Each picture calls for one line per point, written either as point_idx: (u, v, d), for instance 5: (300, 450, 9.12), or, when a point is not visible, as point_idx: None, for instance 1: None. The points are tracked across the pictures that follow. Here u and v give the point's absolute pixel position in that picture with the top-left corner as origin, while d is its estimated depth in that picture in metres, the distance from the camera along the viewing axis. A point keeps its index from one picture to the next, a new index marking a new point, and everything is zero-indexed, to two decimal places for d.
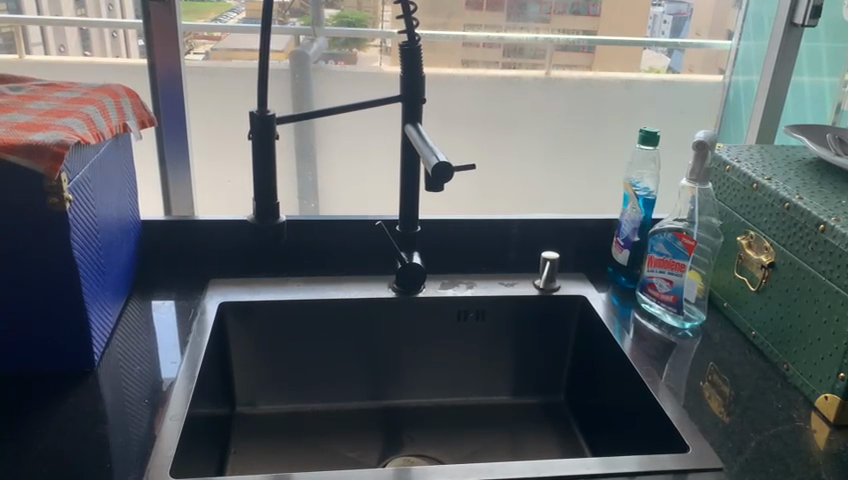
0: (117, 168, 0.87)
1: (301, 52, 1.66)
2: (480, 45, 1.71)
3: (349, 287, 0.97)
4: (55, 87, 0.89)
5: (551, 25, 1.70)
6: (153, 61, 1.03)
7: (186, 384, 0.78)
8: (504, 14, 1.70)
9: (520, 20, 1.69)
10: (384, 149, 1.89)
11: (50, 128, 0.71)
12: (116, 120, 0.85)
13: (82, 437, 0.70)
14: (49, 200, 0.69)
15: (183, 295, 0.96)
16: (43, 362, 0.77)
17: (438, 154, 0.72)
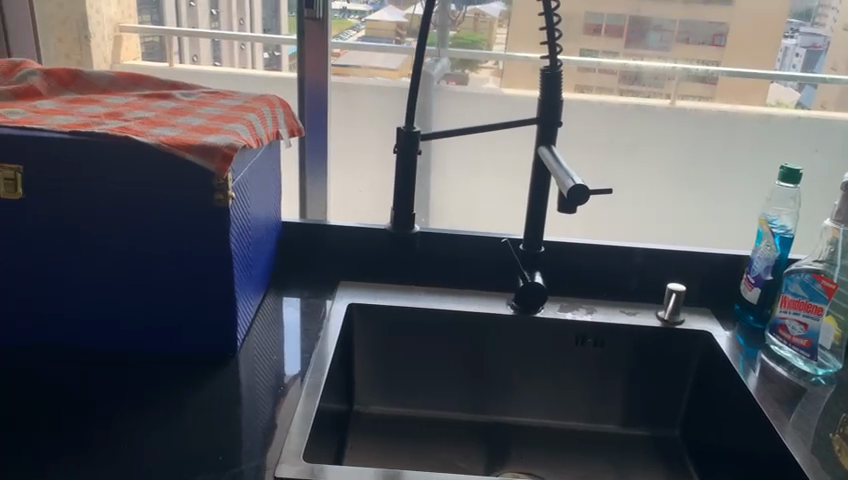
0: (268, 171, 0.95)
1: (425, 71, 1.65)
2: (593, 70, 1.67)
3: (470, 301, 1.00)
4: (220, 95, 0.97)
5: (674, 53, 1.65)
6: (302, 71, 1.11)
7: (310, 379, 0.83)
8: (623, 40, 1.65)
9: (640, 47, 1.65)
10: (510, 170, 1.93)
11: (220, 132, 0.79)
12: (271, 127, 0.93)
13: (222, 415, 0.77)
14: (216, 197, 0.76)
15: (314, 294, 1.02)
16: (191, 343, 0.85)
17: (573, 176, 0.74)
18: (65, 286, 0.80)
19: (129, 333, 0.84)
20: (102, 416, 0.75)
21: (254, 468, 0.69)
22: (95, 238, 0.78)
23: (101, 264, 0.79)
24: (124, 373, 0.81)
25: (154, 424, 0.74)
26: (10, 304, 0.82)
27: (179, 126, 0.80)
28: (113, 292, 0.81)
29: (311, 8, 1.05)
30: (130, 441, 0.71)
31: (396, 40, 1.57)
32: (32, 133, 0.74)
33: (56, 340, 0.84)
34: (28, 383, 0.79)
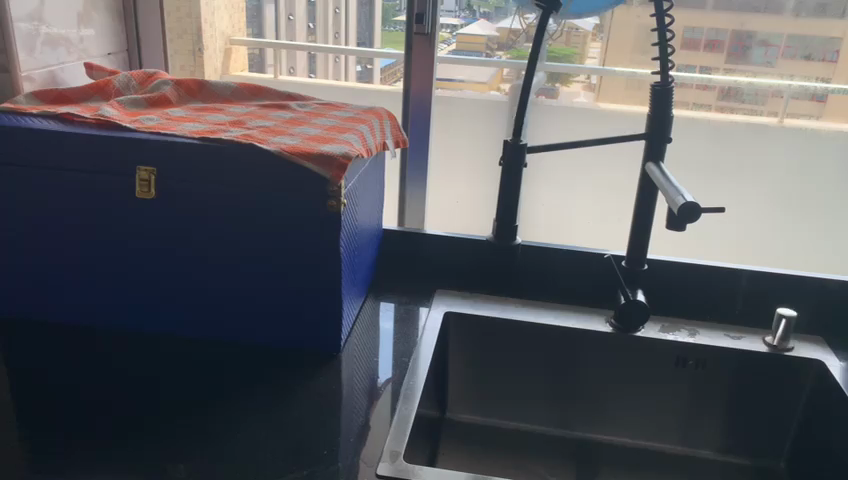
0: (375, 179, 0.99)
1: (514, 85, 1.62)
2: (692, 86, 1.64)
3: (566, 316, 1.00)
4: (332, 107, 1.02)
5: (778, 69, 1.62)
6: (408, 83, 1.14)
7: (405, 386, 0.85)
8: (723, 55, 1.62)
9: (744, 63, 1.62)
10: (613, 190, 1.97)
11: (335, 141, 0.83)
12: (380, 138, 0.96)
13: (323, 413, 0.80)
14: (329, 203, 0.80)
15: (412, 300, 1.05)
16: (297, 341, 0.88)
17: (684, 193, 0.73)
18: (187, 282, 0.86)
19: (240, 328, 0.89)
20: (212, 405, 0.79)
21: (348, 466, 0.71)
22: (215, 237, 0.84)
23: (219, 262, 0.85)
24: (234, 367, 0.86)
25: (259, 417, 0.78)
26: (136, 294, 0.89)
27: (297, 134, 0.85)
28: (229, 288, 0.86)
29: (420, 24, 1.09)
30: (236, 431, 0.75)
31: (486, 54, 1.53)
32: (165, 138, 0.80)
33: (175, 332, 0.91)
34: (149, 371, 0.85)
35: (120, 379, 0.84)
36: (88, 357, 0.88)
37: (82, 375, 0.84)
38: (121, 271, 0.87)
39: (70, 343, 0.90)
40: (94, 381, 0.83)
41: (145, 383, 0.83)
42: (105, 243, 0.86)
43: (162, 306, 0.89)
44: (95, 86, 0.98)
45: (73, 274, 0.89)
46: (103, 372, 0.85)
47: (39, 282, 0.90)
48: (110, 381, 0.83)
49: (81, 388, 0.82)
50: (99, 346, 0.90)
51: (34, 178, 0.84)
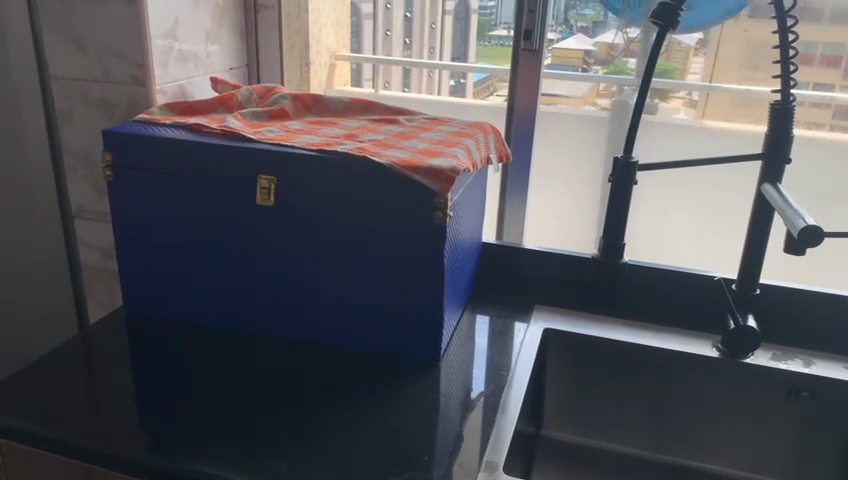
0: (478, 193, 1.00)
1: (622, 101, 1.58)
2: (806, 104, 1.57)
3: (669, 338, 0.97)
4: (439, 121, 1.04)
5: None
6: (513, 98, 1.16)
7: (503, 400, 0.86)
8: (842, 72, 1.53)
9: None
10: (731, 211, 1.80)
11: (443, 156, 0.85)
12: (485, 152, 0.98)
13: (421, 421, 0.81)
14: (435, 215, 0.81)
15: (509, 314, 1.05)
16: (399, 348, 0.91)
17: (805, 215, 0.70)
18: (297, 286, 0.91)
19: (345, 332, 0.92)
20: (317, 406, 0.83)
21: (445, 474, 0.73)
22: (326, 244, 0.87)
23: (329, 269, 0.89)
24: (337, 371, 0.90)
25: (360, 420, 0.81)
26: (250, 296, 0.94)
27: (406, 148, 0.88)
28: (337, 294, 0.90)
29: (528, 40, 1.10)
30: (341, 431, 0.79)
31: (582, 68, 1.47)
32: (284, 149, 0.85)
33: (284, 333, 0.95)
34: (259, 369, 0.90)
35: (232, 376, 0.89)
36: (205, 354, 0.93)
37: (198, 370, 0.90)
38: (239, 273, 0.93)
39: (189, 339, 0.97)
40: (209, 376, 0.89)
41: (255, 380, 0.88)
42: (225, 247, 0.92)
43: (274, 308, 0.94)
44: (220, 99, 1.05)
45: (196, 275, 0.95)
46: (218, 368, 0.91)
47: (166, 281, 0.97)
48: (224, 378, 0.89)
49: (198, 382, 0.88)
50: (216, 343, 0.96)
51: (166, 184, 0.91)
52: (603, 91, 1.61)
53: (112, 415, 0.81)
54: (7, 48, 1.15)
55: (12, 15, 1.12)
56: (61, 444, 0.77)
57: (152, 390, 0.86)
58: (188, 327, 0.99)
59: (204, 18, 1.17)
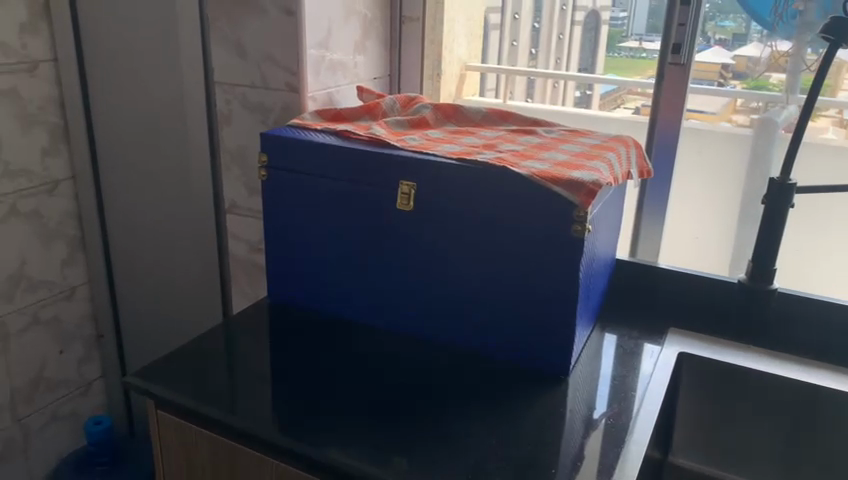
0: (615, 209, 0.98)
1: (768, 119, 1.36)
2: None
3: (813, 371, 0.93)
4: (579, 134, 1.03)
5: None
6: (656, 112, 1.15)
7: (631, 424, 0.84)
8: None
9: None
10: None
11: (584, 168, 0.85)
12: (626, 167, 0.96)
13: (546, 434, 0.81)
14: (574, 227, 0.81)
15: (641, 333, 1.02)
16: (527, 359, 0.91)
17: None
18: (431, 290, 0.94)
19: (475, 338, 0.94)
20: (445, 407, 0.85)
21: None
22: (462, 250, 0.89)
23: (462, 274, 0.91)
24: (465, 375, 0.91)
25: (485, 428, 0.82)
26: (385, 294, 0.98)
27: (546, 159, 0.88)
28: (469, 299, 0.91)
29: (677, 54, 1.11)
30: (469, 436, 0.80)
31: (718, 83, 1.27)
32: (428, 157, 0.88)
33: (414, 333, 0.98)
34: (390, 367, 0.94)
35: (364, 371, 0.93)
36: (341, 346, 0.98)
37: (333, 363, 0.95)
38: (377, 273, 0.97)
39: (325, 332, 1.02)
40: (343, 369, 0.93)
41: (386, 376, 0.92)
42: (365, 247, 0.96)
43: (408, 308, 0.97)
44: (366, 107, 1.11)
45: (337, 271, 1.00)
46: (351, 362, 0.95)
47: (309, 275, 1.03)
48: (357, 372, 0.93)
49: (332, 375, 0.92)
50: (351, 337, 1.00)
51: (315, 185, 0.97)
52: (740, 105, 1.38)
53: (255, 398, 0.88)
54: (179, 56, 1.27)
55: (186, 27, 1.24)
56: (215, 428, 0.86)
57: (292, 377, 0.92)
58: (325, 320, 1.05)
59: (354, 31, 1.25)
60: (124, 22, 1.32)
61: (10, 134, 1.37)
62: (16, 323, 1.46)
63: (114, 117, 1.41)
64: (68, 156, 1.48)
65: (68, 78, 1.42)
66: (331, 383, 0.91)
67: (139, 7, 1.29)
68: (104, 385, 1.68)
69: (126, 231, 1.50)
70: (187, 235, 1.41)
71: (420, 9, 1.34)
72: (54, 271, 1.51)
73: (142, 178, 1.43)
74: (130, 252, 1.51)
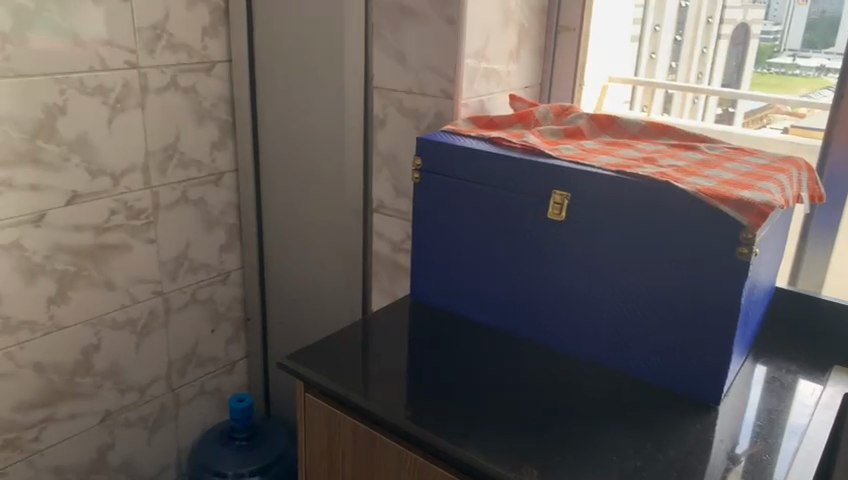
0: (781, 234, 0.93)
1: None
2: None
3: None
4: (744, 152, 0.99)
5: None
6: (831, 135, 1.15)
7: (785, 463, 0.79)
8: None
9: None
10: None
11: (754, 188, 0.82)
12: (797, 190, 0.90)
13: (692, 462, 0.78)
14: (739, 249, 0.78)
15: (799, 368, 0.96)
16: (674, 381, 0.88)
17: None
18: (576, 301, 0.93)
19: (619, 354, 0.92)
20: (583, 420, 0.85)
21: None
22: (612, 264, 0.89)
23: (610, 287, 0.90)
24: (606, 392, 0.90)
25: (627, 448, 0.80)
26: (529, 302, 0.99)
27: (711, 177, 0.85)
28: (618, 315, 0.90)
29: None
30: (605, 452, 0.79)
31: None
32: (585, 169, 0.88)
33: (555, 343, 0.98)
34: (529, 376, 0.94)
35: (502, 378, 0.94)
36: (479, 349, 1.01)
37: (473, 367, 0.96)
38: (520, 278, 0.98)
39: (465, 335, 1.04)
40: (482, 373, 0.95)
41: (524, 385, 0.92)
42: (512, 253, 0.98)
43: (551, 318, 0.97)
44: (519, 115, 1.12)
45: (482, 275, 1.03)
46: (489, 366, 0.96)
47: (453, 277, 1.07)
48: (495, 377, 0.94)
49: (472, 377, 0.94)
50: (489, 342, 1.02)
51: (466, 190, 1.00)
52: None
53: (396, 390, 0.91)
54: (342, 62, 1.35)
55: (351, 34, 1.31)
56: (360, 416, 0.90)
57: (432, 374, 0.95)
58: (465, 322, 1.07)
59: (510, 40, 1.28)
60: (293, 28, 1.43)
61: (186, 128, 1.52)
62: (177, 300, 1.60)
63: (277, 116, 1.52)
64: (233, 150, 1.62)
65: (239, 78, 1.55)
66: (471, 386, 0.92)
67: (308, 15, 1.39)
68: (247, 366, 1.80)
69: (279, 223, 1.61)
70: (335, 231, 1.49)
71: (578, 20, 1.33)
72: (213, 255, 1.65)
73: (297, 175, 1.53)
74: (282, 244, 1.63)
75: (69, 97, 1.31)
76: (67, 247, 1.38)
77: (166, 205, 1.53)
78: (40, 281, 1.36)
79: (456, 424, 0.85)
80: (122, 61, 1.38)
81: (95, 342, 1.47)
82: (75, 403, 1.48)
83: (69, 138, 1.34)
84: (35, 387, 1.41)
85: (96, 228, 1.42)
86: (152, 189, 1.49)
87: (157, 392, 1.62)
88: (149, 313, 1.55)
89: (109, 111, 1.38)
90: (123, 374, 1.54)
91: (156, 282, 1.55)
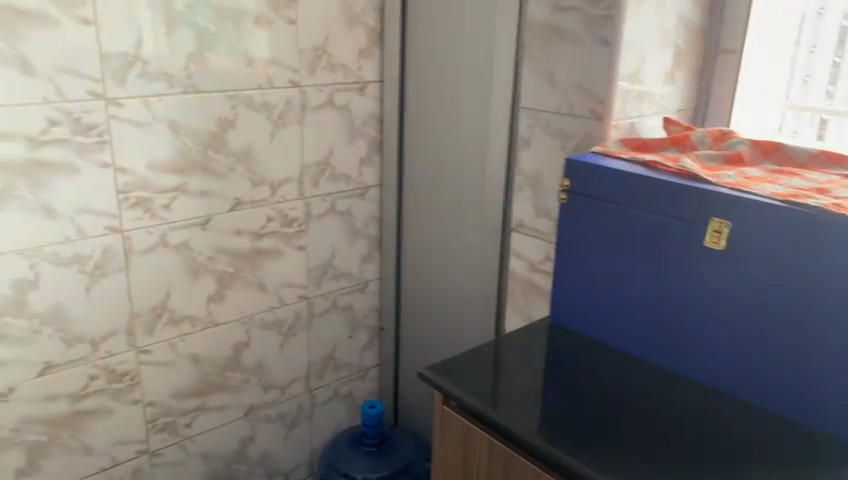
0: None
1: None
2: None
3: None
4: None
5: None
6: None
7: None
8: None
9: None
10: None
11: None
12: None
13: None
14: None
15: None
16: (808, 417, 0.92)
17: None
18: (715, 327, 0.99)
19: (752, 384, 0.97)
20: (712, 451, 0.88)
21: None
22: (753, 295, 0.94)
23: (750, 316, 0.95)
24: (738, 424, 0.93)
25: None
26: (666, 326, 1.05)
27: None
28: (758, 345, 0.95)
29: None
30: None
31: None
32: (734, 195, 0.93)
33: (688, 370, 1.04)
34: (660, 403, 0.98)
35: (634, 403, 0.98)
36: (618, 369, 1.07)
37: (606, 387, 1.03)
38: (660, 300, 1.05)
39: (599, 355, 1.11)
40: (616, 392, 1.01)
41: (656, 407, 0.97)
42: (653, 278, 1.05)
43: (693, 342, 1.02)
44: (674, 139, 1.12)
45: (621, 296, 1.11)
46: (623, 386, 1.03)
47: (596, 298, 1.14)
48: (629, 396, 1.00)
49: (605, 396, 1.00)
50: (623, 364, 1.09)
51: (612, 213, 1.08)
52: None
53: (528, 407, 0.97)
54: (490, 83, 1.39)
55: (501, 56, 1.35)
56: (500, 435, 0.94)
57: (569, 389, 1.02)
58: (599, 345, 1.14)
59: (664, 62, 1.25)
60: (444, 53, 1.50)
61: (339, 143, 1.64)
62: (320, 305, 1.73)
63: (424, 133, 1.60)
64: (379, 166, 1.73)
65: (390, 98, 1.65)
66: (604, 402, 0.99)
67: (460, 39, 1.45)
68: (378, 373, 1.91)
69: (419, 236, 1.69)
70: (471, 249, 1.54)
71: (739, 41, 1.28)
72: (354, 265, 1.76)
73: (438, 193, 1.60)
74: (420, 257, 1.70)
75: (239, 112, 1.46)
76: (228, 250, 1.53)
77: (316, 215, 1.65)
78: (203, 279, 1.51)
79: (598, 431, 0.92)
80: (287, 80, 1.51)
81: (245, 338, 1.62)
82: (225, 394, 1.63)
83: (237, 150, 1.48)
84: (193, 377, 1.56)
85: (254, 234, 1.56)
86: (305, 199, 1.62)
87: (296, 391, 1.75)
88: (295, 316, 1.69)
89: (272, 125, 1.52)
90: (268, 371, 1.68)
91: (302, 287, 1.68)
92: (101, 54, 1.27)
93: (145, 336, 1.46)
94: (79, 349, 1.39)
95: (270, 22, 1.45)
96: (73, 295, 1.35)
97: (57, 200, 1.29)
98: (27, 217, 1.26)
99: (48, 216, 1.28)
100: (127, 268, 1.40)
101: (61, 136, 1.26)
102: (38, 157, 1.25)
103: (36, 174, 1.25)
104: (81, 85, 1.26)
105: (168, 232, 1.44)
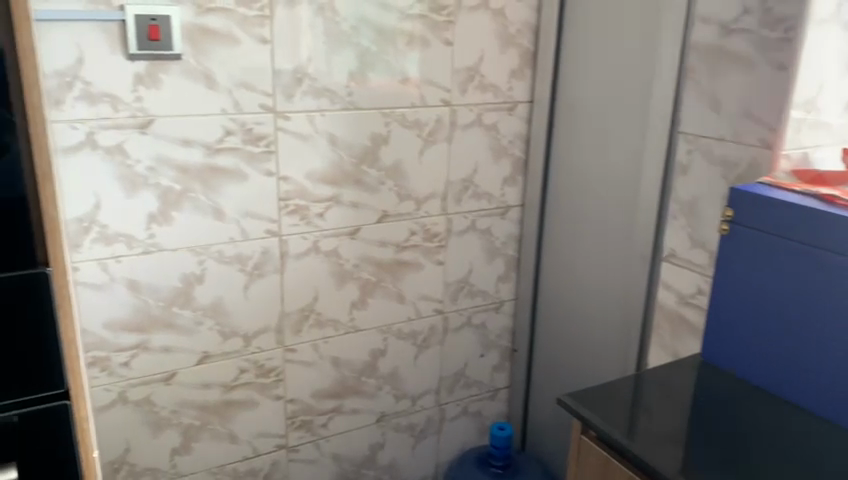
0: None
1: None
2: None
3: None
4: None
5: None
6: None
7: None
8: None
9: None
10: None
11: None
12: None
13: None
14: None
15: None
16: None
17: None
18: None
19: None
20: None
21: None
22: None
23: None
24: None
25: None
26: (835, 374, 0.97)
27: None
28: None
29: None
30: None
31: None
32: None
33: None
34: (823, 458, 0.90)
35: (792, 454, 0.91)
36: (794, 425, 0.98)
37: (761, 435, 0.96)
38: (829, 345, 0.97)
39: (755, 400, 1.04)
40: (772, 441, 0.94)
41: (818, 462, 0.89)
42: (824, 320, 0.97)
43: None
44: None
45: (783, 338, 1.03)
46: (781, 435, 0.95)
47: (770, 341, 1.06)
48: (786, 446, 0.93)
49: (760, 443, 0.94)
50: (781, 411, 1.01)
51: (780, 247, 1.02)
52: None
53: (665, 444, 0.93)
54: (648, 106, 1.36)
55: (661, 79, 1.32)
56: (638, 468, 0.92)
57: (718, 432, 0.97)
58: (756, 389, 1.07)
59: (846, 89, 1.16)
60: (599, 75, 1.49)
61: (484, 162, 1.65)
62: (455, 321, 1.75)
63: (573, 156, 1.59)
64: (522, 187, 1.72)
65: (540, 119, 1.65)
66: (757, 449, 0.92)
67: (619, 61, 1.43)
68: (507, 395, 1.90)
69: (560, 259, 1.67)
70: (617, 276, 1.51)
71: None
72: (491, 283, 1.77)
73: (584, 217, 1.58)
74: (559, 280, 1.69)
75: (392, 129, 1.52)
76: (372, 259, 1.59)
77: (457, 231, 1.67)
78: (347, 285, 1.58)
79: None
80: (438, 99, 1.55)
81: (382, 347, 1.67)
82: (360, 399, 1.68)
83: (387, 165, 1.54)
84: (331, 379, 1.63)
85: (397, 246, 1.61)
86: (447, 216, 1.65)
87: (426, 404, 1.78)
88: (429, 329, 1.72)
89: (421, 142, 1.56)
90: (401, 381, 1.72)
91: (439, 302, 1.71)
92: (274, 70, 1.36)
93: (292, 336, 1.55)
94: (233, 342, 1.49)
95: (427, 43, 1.50)
96: (232, 292, 1.46)
97: (226, 203, 1.39)
98: (200, 218, 1.38)
99: (217, 217, 1.39)
100: (281, 271, 1.49)
101: (233, 145, 1.37)
102: (214, 163, 1.36)
103: (210, 179, 1.36)
104: (254, 99, 1.36)
105: (319, 239, 1.51)
